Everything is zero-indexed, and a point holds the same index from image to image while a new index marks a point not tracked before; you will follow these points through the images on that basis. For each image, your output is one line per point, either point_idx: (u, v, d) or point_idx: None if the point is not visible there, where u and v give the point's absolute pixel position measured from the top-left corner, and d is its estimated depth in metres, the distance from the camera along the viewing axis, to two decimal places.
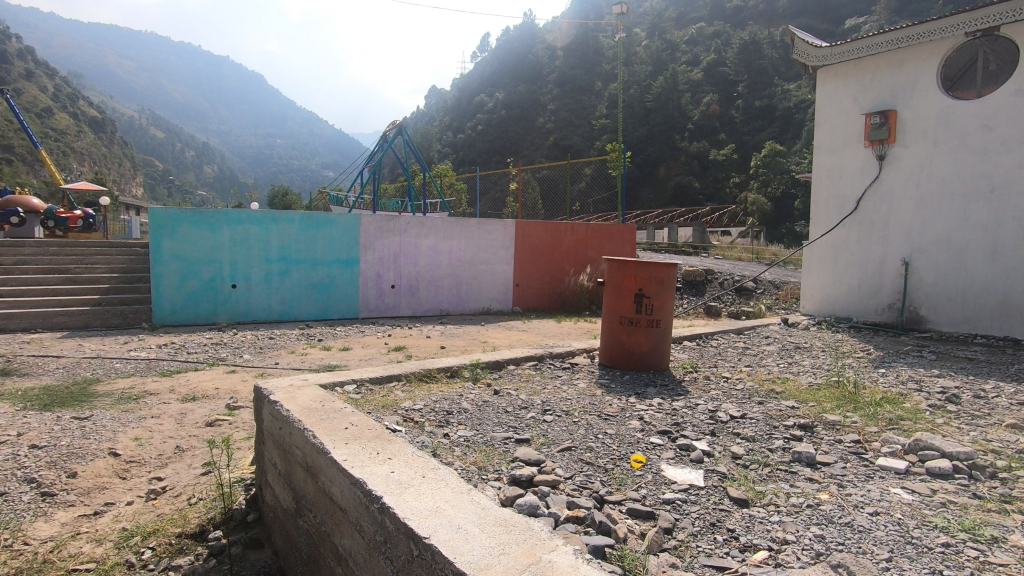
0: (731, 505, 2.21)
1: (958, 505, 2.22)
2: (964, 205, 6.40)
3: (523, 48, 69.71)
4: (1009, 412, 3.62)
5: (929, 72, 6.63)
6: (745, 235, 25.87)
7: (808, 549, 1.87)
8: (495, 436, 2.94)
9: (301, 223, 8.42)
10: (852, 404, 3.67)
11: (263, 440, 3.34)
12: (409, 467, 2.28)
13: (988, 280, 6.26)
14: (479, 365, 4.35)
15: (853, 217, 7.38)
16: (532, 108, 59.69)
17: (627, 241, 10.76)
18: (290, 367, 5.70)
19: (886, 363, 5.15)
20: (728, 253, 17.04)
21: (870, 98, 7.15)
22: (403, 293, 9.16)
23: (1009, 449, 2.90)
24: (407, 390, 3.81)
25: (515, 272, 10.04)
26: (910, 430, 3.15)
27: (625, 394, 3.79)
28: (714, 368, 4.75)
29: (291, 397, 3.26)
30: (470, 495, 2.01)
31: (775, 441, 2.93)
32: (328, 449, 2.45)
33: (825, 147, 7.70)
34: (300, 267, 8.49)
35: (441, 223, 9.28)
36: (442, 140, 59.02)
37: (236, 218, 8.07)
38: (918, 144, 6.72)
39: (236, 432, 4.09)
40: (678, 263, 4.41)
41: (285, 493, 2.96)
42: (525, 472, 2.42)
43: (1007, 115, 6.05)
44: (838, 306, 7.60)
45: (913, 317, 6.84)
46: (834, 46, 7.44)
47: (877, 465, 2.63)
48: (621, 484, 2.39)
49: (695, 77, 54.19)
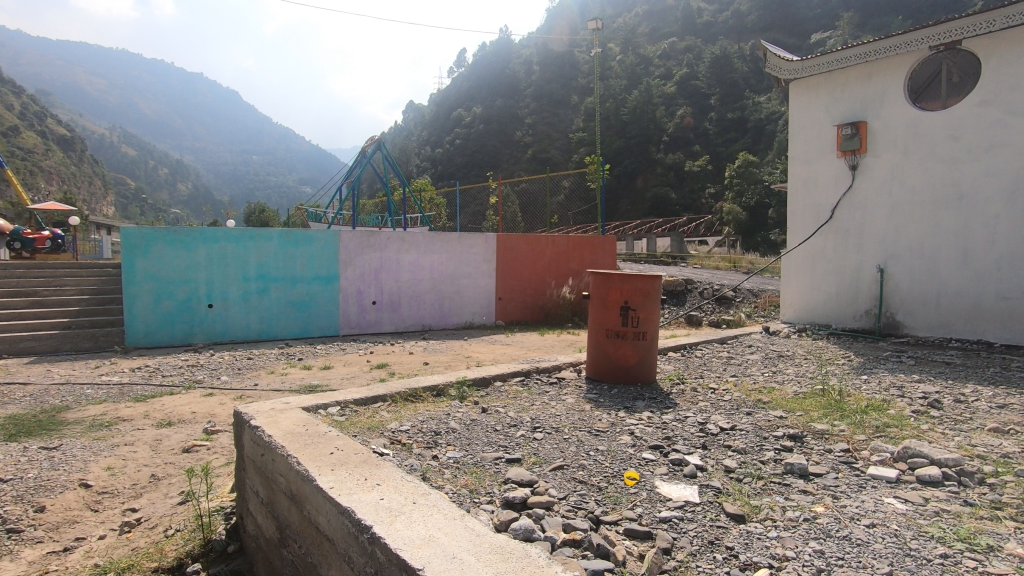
0: (728, 522, 2.18)
1: (951, 513, 2.23)
2: (934, 212, 6.57)
3: (499, 64, 70.59)
4: (990, 416, 3.67)
5: (896, 85, 6.82)
6: (723, 243, 26.38)
7: (808, 565, 1.85)
8: (485, 456, 2.88)
9: (279, 240, 8.29)
10: (839, 412, 3.69)
11: (244, 467, 3.22)
12: (399, 493, 2.20)
13: (960, 284, 6.41)
14: (466, 382, 4.27)
15: (829, 225, 7.51)
16: (510, 122, 60.16)
17: (608, 253, 10.84)
18: (270, 388, 5.54)
19: (868, 370, 5.21)
20: (706, 263, 17.29)
21: (841, 110, 7.32)
22: (385, 309, 9.05)
23: (994, 453, 2.93)
24: (393, 411, 3.73)
25: (497, 286, 10.01)
26: (898, 437, 3.17)
27: (614, 409, 3.77)
28: (701, 379, 4.75)
29: (274, 422, 3.16)
30: (463, 521, 1.95)
31: (767, 453, 2.92)
32: (313, 476, 2.36)
33: (800, 157, 7.83)
34: (278, 285, 8.33)
35: (422, 238, 9.22)
36: (420, 155, 58.89)
37: (212, 236, 7.92)
38: (889, 154, 6.90)
39: (215, 459, 3.93)
40: (662, 275, 4.43)
41: (268, 523, 2.87)
42: (519, 494, 2.35)
43: (972, 126, 6.25)
44: (817, 312, 7.69)
45: (891, 323, 6.97)
46: (805, 59, 7.58)
47: (868, 474, 2.64)
48: (617, 503, 2.35)
49: (669, 90, 55.26)
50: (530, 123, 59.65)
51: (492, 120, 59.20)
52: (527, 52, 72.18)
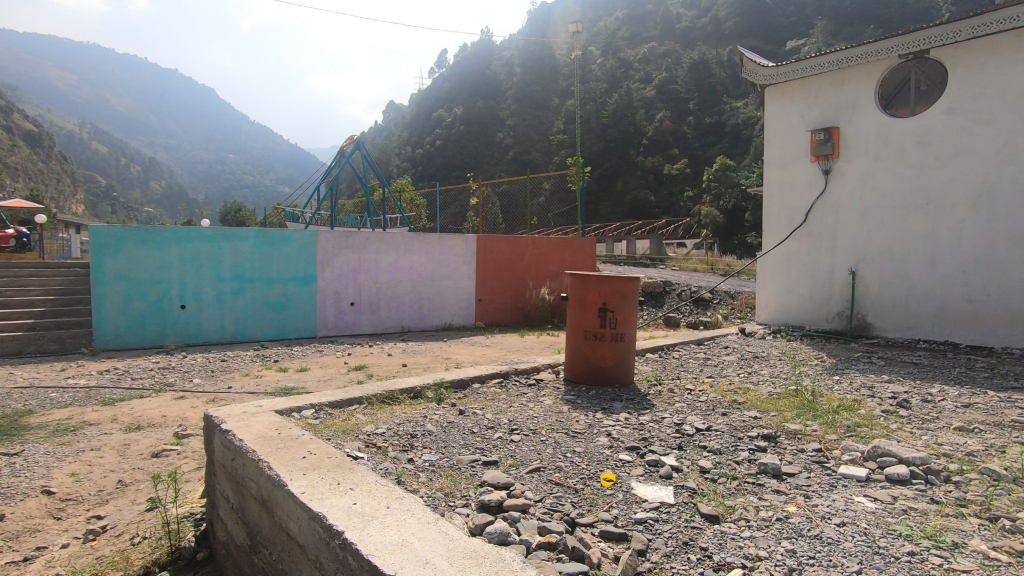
0: (702, 522, 2.19)
1: (919, 511, 2.27)
2: (904, 216, 6.73)
3: (480, 65, 70.49)
4: (955, 415, 3.77)
5: (868, 91, 6.98)
6: (700, 246, 26.75)
7: (780, 565, 1.86)
8: (462, 459, 2.85)
9: (255, 240, 8.15)
10: (811, 412, 3.74)
11: (214, 472, 3.15)
12: (372, 497, 2.17)
13: (928, 287, 6.58)
14: (443, 384, 4.24)
15: (803, 229, 7.64)
16: (491, 124, 60.10)
17: (588, 254, 10.89)
18: (244, 391, 5.42)
19: (841, 370, 5.30)
20: (684, 265, 17.50)
21: (815, 116, 7.46)
22: (363, 310, 8.94)
23: (960, 452, 3.01)
24: (369, 413, 3.67)
25: (476, 287, 9.98)
26: (868, 437, 3.23)
27: (592, 410, 3.77)
28: (678, 380, 4.79)
29: (245, 425, 3.09)
30: (437, 525, 1.92)
31: (741, 453, 2.95)
32: (285, 481, 2.31)
33: (775, 162, 7.95)
34: (254, 285, 8.17)
35: (401, 239, 9.15)
36: (401, 155, 58.44)
37: (185, 235, 7.73)
38: (860, 159, 7.05)
39: (184, 464, 3.82)
40: (639, 276, 4.46)
41: (239, 529, 2.80)
42: (494, 497, 2.33)
43: (939, 133, 6.44)
44: (791, 314, 7.82)
45: (862, 324, 7.12)
46: (780, 65, 7.69)
47: (839, 473, 2.69)
48: (593, 505, 2.34)
49: (649, 94, 55.81)
50: (511, 125, 59.67)
51: (473, 121, 59.09)
52: (508, 53, 72.20)
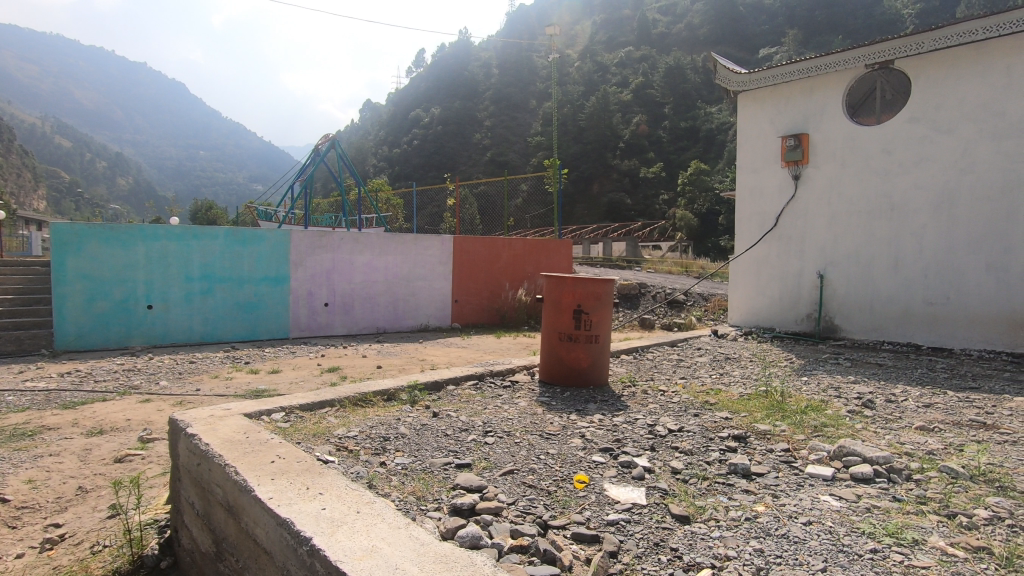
0: (673, 523, 2.21)
1: (882, 509, 2.33)
2: (869, 222, 6.93)
3: (457, 65, 70.32)
4: (917, 415, 3.90)
5: (836, 100, 7.17)
6: (676, 248, 27.13)
7: (748, 565, 1.89)
8: (434, 461, 2.83)
9: (226, 239, 7.97)
10: (781, 412, 3.82)
11: (179, 477, 3.06)
12: (342, 502, 2.13)
13: (891, 290, 6.78)
14: (418, 387, 4.19)
15: (773, 232, 7.80)
16: (468, 125, 60.01)
17: (564, 256, 10.95)
18: (213, 393, 5.30)
19: (808, 371, 5.43)
20: (659, 267, 17.72)
21: (785, 122, 7.63)
22: (337, 311, 8.81)
23: (921, 450, 3.10)
24: (341, 416, 3.62)
25: (453, 288, 9.93)
26: (835, 437, 3.30)
27: (566, 411, 3.78)
28: (652, 381, 4.84)
29: (212, 429, 3.01)
30: (407, 530, 1.90)
31: (712, 453, 2.99)
32: (251, 486, 2.26)
33: (746, 167, 8.09)
34: (224, 285, 7.99)
35: (376, 239, 9.06)
36: (377, 155, 57.90)
37: (153, 233, 7.52)
38: (828, 165, 7.23)
39: (149, 468, 3.70)
40: (614, 279, 4.51)
41: (204, 536, 2.74)
42: (466, 500, 2.31)
43: (902, 141, 6.65)
44: (762, 316, 7.98)
45: (829, 326, 7.30)
46: (752, 72, 7.83)
47: (806, 473, 2.74)
48: (566, 507, 2.34)
49: (625, 98, 56.41)
50: (489, 126, 59.70)
51: (450, 122, 58.93)
52: (486, 54, 72.25)
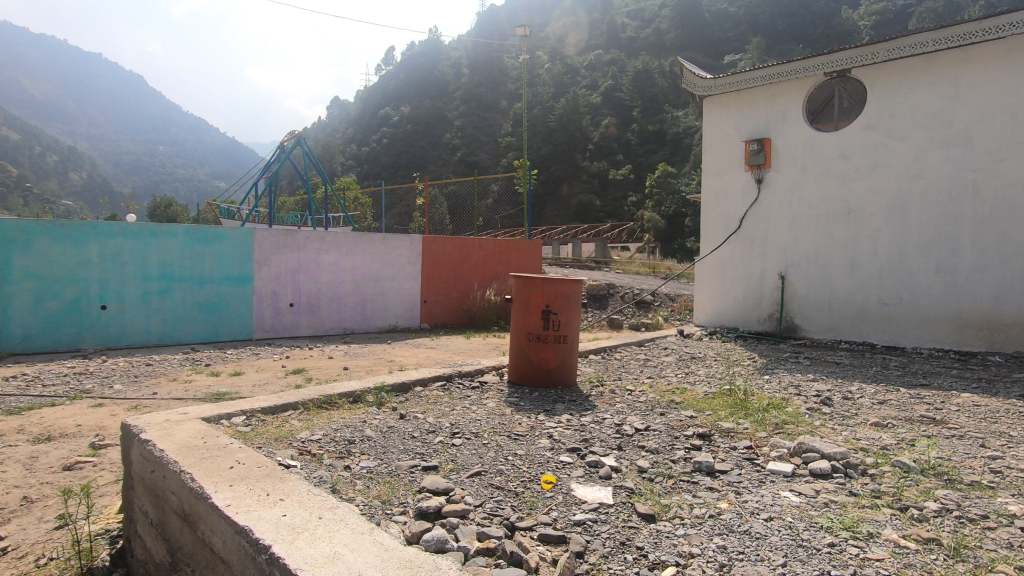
0: (639, 521, 2.23)
1: (839, 503, 2.40)
2: (827, 225, 7.16)
3: (427, 64, 69.88)
4: (871, 411, 4.04)
5: (796, 106, 7.37)
6: (644, 250, 27.53)
7: (712, 561, 1.92)
8: (401, 465, 2.78)
9: (186, 237, 7.71)
10: (743, 410, 3.90)
11: (132, 485, 2.93)
12: (304, 508, 2.07)
13: (848, 290, 7.02)
14: (384, 388, 4.13)
15: (737, 234, 7.96)
16: (438, 124, 59.66)
17: (534, 257, 10.99)
18: (170, 396, 5.11)
19: (770, 370, 5.57)
20: (627, 267, 17.95)
21: (749, 127, 7.80)
22: (302, 312, 8.62)
23: (875, 446, 3.21)
24: (304, 419, 3.53)
25: (421, 289, 9.83)
26: (795, 434, 3.39)
27: (534, 412, 3.78)
28: (619, 381, 4.88)
29: (167, 434, 2.89)
30: (371, 535, 1.86)
31: (677, 452, 3.03)
32: (208, 493, 2.18)
33: (711, 170, 8.24)
34: (183, 285, 7.72)
35: (343, 238, 8.91)
36: (344, 152, 56.98)
37: (107, 231, 7.21)
38: (789, 170, 7.44)
39: (99, 475, 3.53)
40: (582, 279, 4.55)
41: (158, 546, 2.63)
42: (433, 503, 2.28)
43: (859, 147, 6.89)
44: (726, 316, 8.14)
45: (790, 326, 7.51)
46: (717, 77, 7.97)
47: (768, 469, 2.80)
48: (533, 508, 2.33)
49: (594, 101, 56.99)
50: (459, 126, 59.46)
51: (420, 121, 58.47)
52: (457, 54, 71.88)
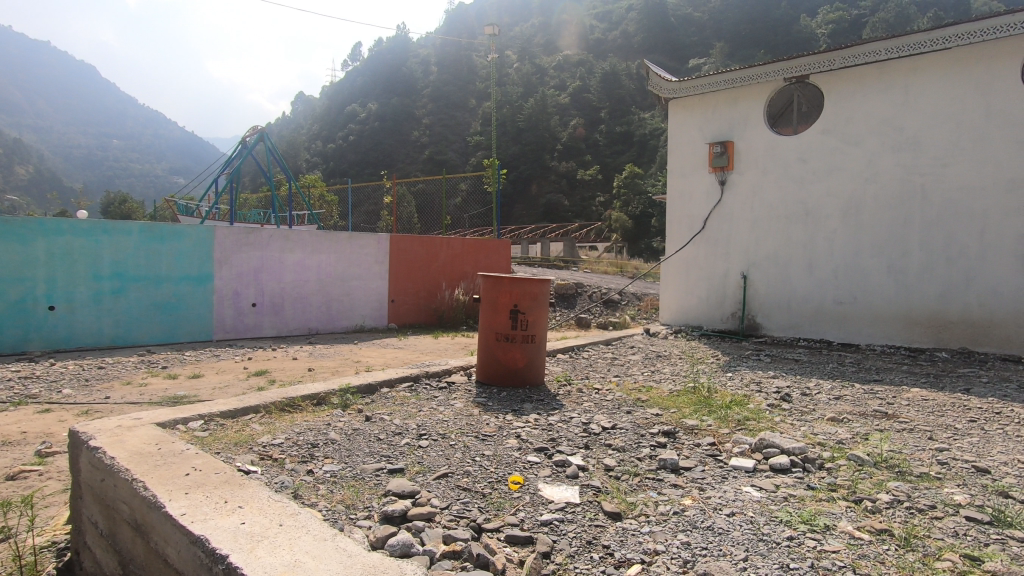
0: (605, 520, 2.25)
1: (797, 497, 2.47)
2: (787, 226, 7.37)
3: (395, 61, 69.12)
4: (828, 407, 4.18)
5: (758, 110, 7.57)
6: (612, 249, 27.87)
7: (676, 558, 1.95)
8: (366, 468, 2.73)
9: (141, 235, 7.41)
10: (707, 407, 3.98)
11: (80, 494, 2.80)
12: (263, 515, 2.01)
13: (806, 289, 7.25)
14: (349, 390, 4.05)
15: (701, 234, 8.11)
16: (406, 122, 59.05)
17: (503, 256, 10.99)
18: (124, 400, 4.90)
19: (733, 367, 5.70)
20: (595, 267, 18.11)
21: (712, 130, 7.96)
22: (265, 312, 8.39)
23: (831, 440, 3.32)
24: (266, 423, 3.43)
25: (389, 288, 9.71)
26: (756, 429, 3.47)
27: (501, 412, 3.77)
28: (587, 380, 4.92)
29: (118, 441, 2.76)
30: (334, 541, 1.82)
31: (643, 449, 3.07)
32: (161, 502, 2.09)
33: (676, 171, 8.38)
34: (138, 284, 7.42)
35: (308, 237, 8.72)
36: (310, 149, 55.85)
37: (55, 228, 6.86)
38: (751, 172, 7.62)
39: (45, 485, 3.35)
40: (550, 279, 4.56)
41: (109, 557, 2.52)
42: (398, 507, 2.24)
43: (817, 151, 7.12)
44: (690, 315, 8.29)
45: (752, 324, 7.70)
46: (682, 80, 8.10)
47: (730, 465, 2.87)
48: (500, 509, 2.33)
49: (563, 101, 57.34)
50: (427, 124, 59.00)
51: (388, 119, 57.78)
52: (425, 52, 71.22)
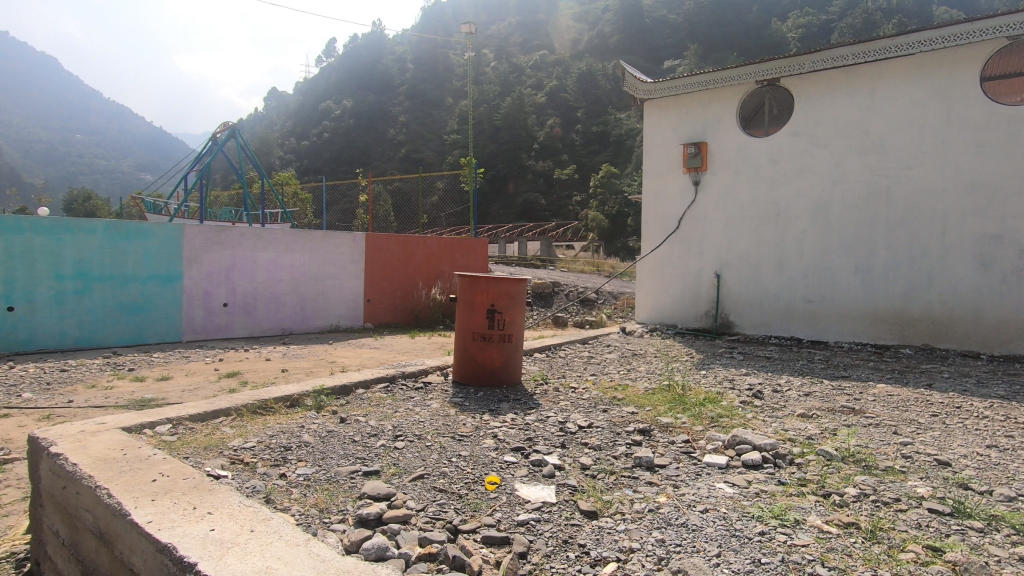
0: (581, 519, 2.26)
1: (769, 493, 2.52)
2: (758, 226, 7.51)
3: (370, 58, 68.38)
4: (798, 403, 4.28)
5: (730, 112, 7.69)
6: (588, 248, 28.06)
7: (651, 555, 1.97)
8: (340, 470, 2.69)
9: (106, 233, 7.18)
10: (681, 405, 4.03)
11: (40, 503, 2.69)
12: (234, 521, 1.96)
13: (777, 288, 7.40)
14: (324, 391, 3.99)
15: (675, 234, 8.21)
16: (382, 119, 58.48)
17: (479, 256, 10.97)
18: (88, 404, 4.75)
19: (706, 365, 5.79)
20: (572, 266, 18.21)
21: (686, 131, 8.06)
22: (237, 312, 8.22)
23: (801, 436, 3.40)
24: (237, 426, 3.35)
25: (364, 287, 9.60)
26: (728, 426, 3.53)
27: (478, 412, 3.76)
28: (563, 379, 4.95)
29: (81, 447, 2.67)
30: (307, 546, 1.79)
31: (619, 447, 3.10)
32: (127, 510, 2.03)
33: (651, 172, 8.46)
34: (103, 284, 7.18)
35: (281, 235, 8.57)
36: (283, 146, 54.91)
37: (14, 225, 6.60)
38: (724, 173, 7.74)
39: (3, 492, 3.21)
40: (527, 278, 4.55)
41: (71, 567, 2.43)
42: (373, 510, 2.22)
43: (787, 152, 7.28)
44: (665, 313, 8.39)
45: (725, 322, 7.84)
46: (657, 81, 8.18)
47: (704, 462, 2.91)
48: (476, 510, 2.32)
49: (540, 100, 57.49)
50: (403, 122, 58.53)
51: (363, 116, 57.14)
52: (401, 49, 70.64)
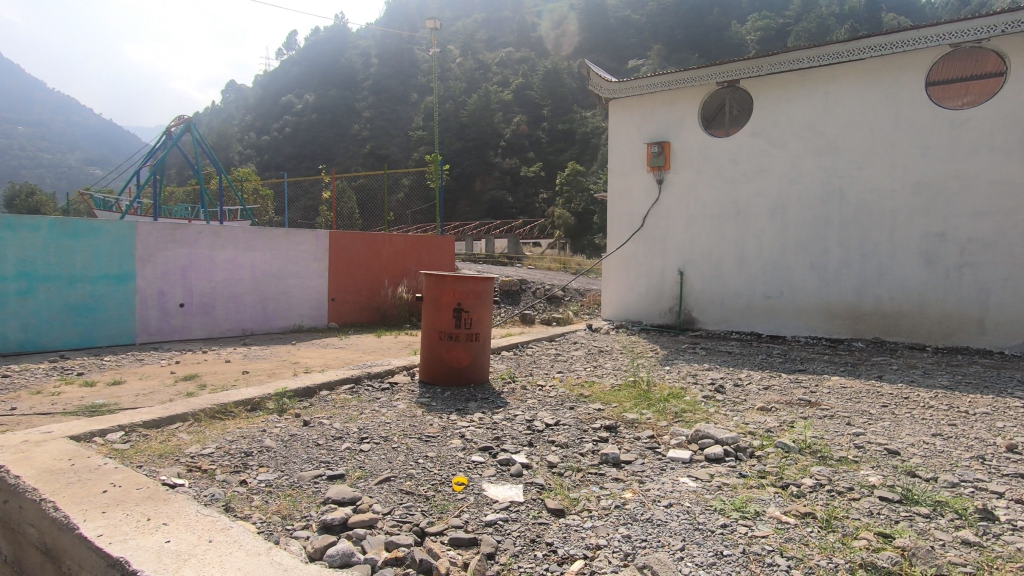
0: (549, 517, 2.27)
1: (730, 485, 2.59)
2: (719, 224, 7.69)
3: (333, 51, 66.96)
4: (758, 397, 4.40)
5: (692, 112, 7.83)
6: (555, 245, 28.22)
7: (617, 551, 2.00)
8: (303, 475, 2.63)
9: (51, 231, 6.83)
10: (646, 401, 4.09)
11: None
12: (191, 531, 1.90)
13: (738, 285, 7.60)
14: (286, 394, 3.89)
15: (640, 232, 8.33)
16: (345, 114, 57.40)
17: (446, 254, 10.90)
18: (32, 412, 4.50)
19: (670, 361, 5.90)
20: (539, 263, 18.27)
21: (650, 130, 8.18)
22: (194, 312, 7.93)
23: (761, 429, 3.50)
24: (194, 432, 3.24)
25: (328, 286, 9.41)
26: (692, 421, 3.61)
27: (445, 412, 3.74)
28: (531, 377, 4.96)
29: (24, 458, 2.53)
30: (269, 555, 1.74)
31: (586, 445, 3.13)
32: (75, 523, 1.94)
33: (616, 170, 8.56)
34: (48, 285, 6.82)
35: (240, 233, 8.32)
36: (242, 140, 53.28)
37: None
38: (686, 172, 7.90)
39: None
40: (493, 277, 4.54)
41: None
42: (338, 515, 2.18)
43: (746, 153, 7.47)
44: (630, 310, 8.51)
45: (688, 318, 8.00)
46: (621, 81, 8.27)
47: (668, 457, 2.96)
48: (443, 511, 2.30)
49: (506, 97, 57.43)
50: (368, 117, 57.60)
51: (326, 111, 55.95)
52: (365, 43, 69.44)
